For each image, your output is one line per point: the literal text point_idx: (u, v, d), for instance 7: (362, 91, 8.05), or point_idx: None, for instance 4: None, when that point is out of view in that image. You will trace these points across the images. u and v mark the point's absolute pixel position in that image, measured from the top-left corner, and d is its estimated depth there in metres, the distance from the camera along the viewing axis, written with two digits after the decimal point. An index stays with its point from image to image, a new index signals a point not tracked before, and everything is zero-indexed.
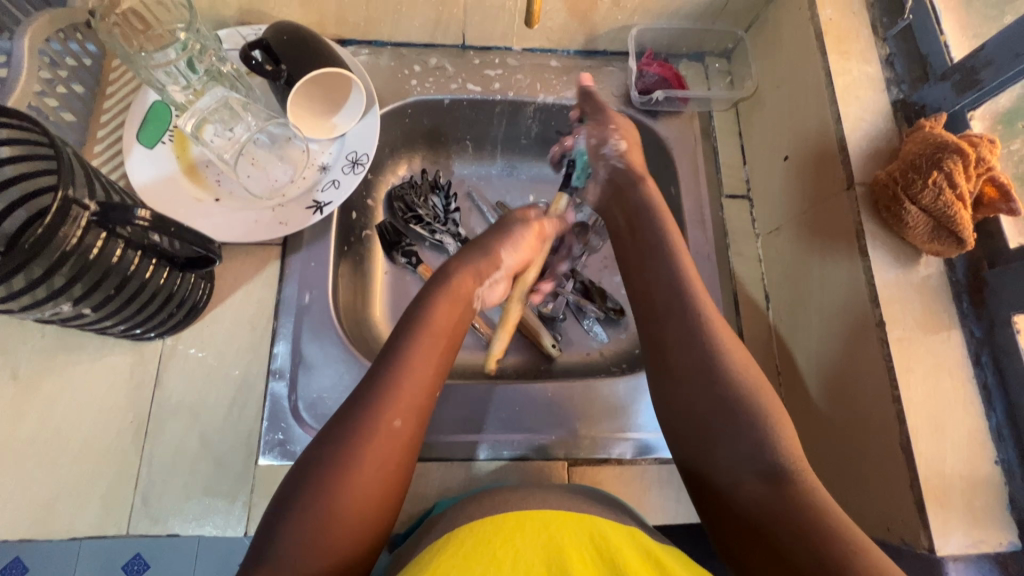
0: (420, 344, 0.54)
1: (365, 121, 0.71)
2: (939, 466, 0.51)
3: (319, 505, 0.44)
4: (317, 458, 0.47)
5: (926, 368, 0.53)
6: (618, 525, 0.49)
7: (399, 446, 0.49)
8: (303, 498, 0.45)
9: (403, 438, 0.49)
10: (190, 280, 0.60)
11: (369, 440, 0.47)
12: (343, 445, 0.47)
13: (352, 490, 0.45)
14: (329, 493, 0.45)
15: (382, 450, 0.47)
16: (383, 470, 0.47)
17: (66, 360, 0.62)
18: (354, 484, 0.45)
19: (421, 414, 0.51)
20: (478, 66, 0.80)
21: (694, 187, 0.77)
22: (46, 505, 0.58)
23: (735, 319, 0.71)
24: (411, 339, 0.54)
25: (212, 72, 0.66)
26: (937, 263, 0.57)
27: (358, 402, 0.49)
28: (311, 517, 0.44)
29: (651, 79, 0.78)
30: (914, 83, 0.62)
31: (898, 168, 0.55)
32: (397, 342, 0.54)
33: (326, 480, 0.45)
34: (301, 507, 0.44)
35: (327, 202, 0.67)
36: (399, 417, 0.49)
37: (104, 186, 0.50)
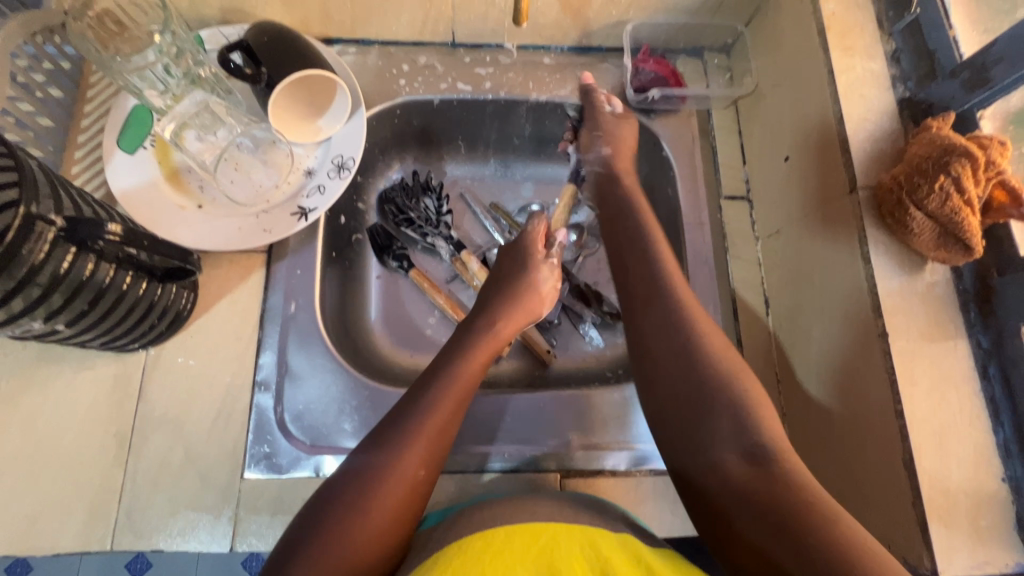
0: (451, 388, 0.53)
1: (352, 124, 0.69)
2: (943, 483, 0.49)
3: (337, 545, 0.43)
4: (340, 494, 0.46)
5: (930, 381, 0.51)
6: (607, 533, 0.47)
7: (418, 495, 0.48)
8: (322, 538, 0.43)
9: (422, 487, 0.49)
10: (171, 291, 0.59)
11: (394, 486, 0.47)
12: (368, 483, 0.46)
13: (370, 527, 0.45)
14: (350, 535, 0.44)
15: (405, 497, 0.47)
16: (400, 518, 0.46)
17: (48, 372, 0.61)
18: (373, 528, 0.45)
19: (439, 459, 0.51)
20: (468, 64, 0.77)
21: (692, 187, 0.74)
22: (30, 520, 0.57)
23: (734, 326, 0.69)
24: (444, 385, 0.54)
25: (191, 76, 0.65)
26: (943, 270, 0.54)
27: (386, 443, 0.49)
28: (330, 551, 0.43)
29: (648, 75, 0.76)
30: (921, 81, 0.59)
31: (903, 171, 0.53)
32: (429, 381, 0.54)
33: (347, 522, 0.44)
34: (317, 547, 0.43)
35: (313, 208, 0.65)
36: (423, 466, 0.49)
37: (73, 198, 0.49)
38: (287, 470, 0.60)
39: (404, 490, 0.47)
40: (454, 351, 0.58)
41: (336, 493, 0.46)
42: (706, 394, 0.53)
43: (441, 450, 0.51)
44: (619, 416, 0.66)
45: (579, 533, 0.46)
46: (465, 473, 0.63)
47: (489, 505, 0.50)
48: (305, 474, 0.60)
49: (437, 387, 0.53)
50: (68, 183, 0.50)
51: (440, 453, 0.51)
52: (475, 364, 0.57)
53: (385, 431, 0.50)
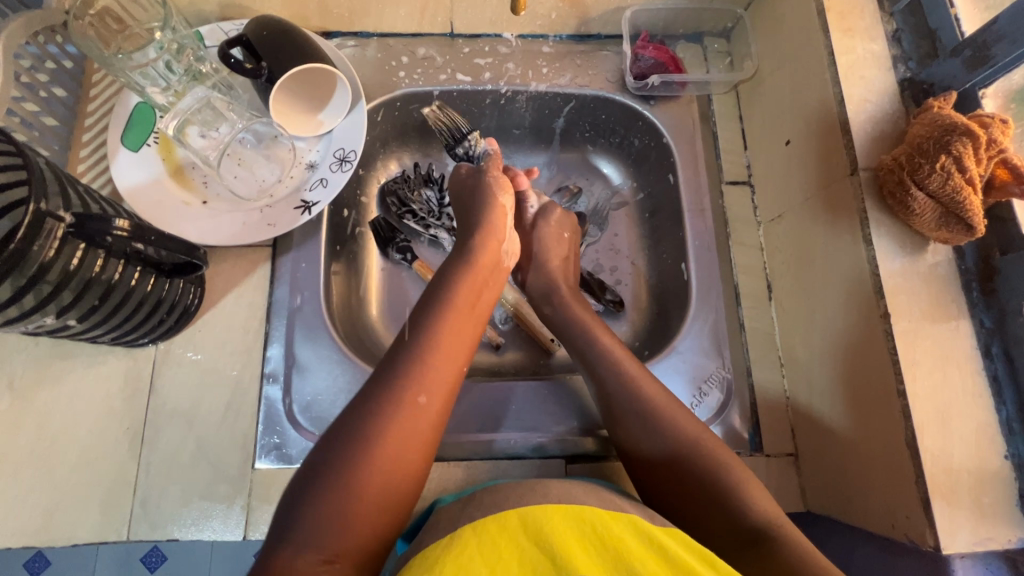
0: (449, 323, 0.55)
1: (353, 117, 0.69)
2: (946, 461, 0.49)
3: (347, 474, 0.44)
4: (352, 427, 0.47)
5: (933, 360, 0.51)
6: (617, 517, 0.46)
7: (425, 422, 0.49)
8: (335, 468, 0.45)
9: (428, 413, 0.49)
10: (179, 286, 0.59)
11: (401, 412, 0.48)
12: (374, 412, 0.48)
13: (378, 459, 0.46)
14: (357, 462, 0.45)
15: (412, 423, 0.48)
16: (409, 449, 0.48)
17: (61, 368, 0.62)
18: (382, 457, 0.46)
19: (447, 394, 0.52)
20: (467, 54, 0.77)
21: (693, 174, 0.74)
22: (48, 511, 0.59)
23: (736, 311, 0.70)
24: (440, 315, 0.55)
25: (192, 72, 0.66)
26: (946, 250, 0.54)
27: (386, 373, 0.50)
28: (339, 482, 0.44)
29: (647, 62, 0.75)
30: (923, 61, 0.59)
31: (904, 152, 0.53)
32: (429, 315, 0.55)
33: (356, 450, 0.46)
34: (330, 478, 0.44)
35: (316, 202, 0.66)
36: (425, 393, 0.50)
37: (79, 194, 0.49)
38: (297, 459, 0.61)
39: (411, 417, 0.48)
40: (449, 277, 0.59)
41: (350, 422, 0.47)
42: (663, 427, 0.54)
43: (447, 384, 0.52)
44: None
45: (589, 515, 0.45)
46: (473, 460, 0.64)
47: (498, 489, 0.51)
48: None
49: (437, 316, 0.55)
50: (75, 181, 0.50)
51: (447, 388, 0.52)
52: (466, 295, 0.58)
53: (391, 364, 0.51)
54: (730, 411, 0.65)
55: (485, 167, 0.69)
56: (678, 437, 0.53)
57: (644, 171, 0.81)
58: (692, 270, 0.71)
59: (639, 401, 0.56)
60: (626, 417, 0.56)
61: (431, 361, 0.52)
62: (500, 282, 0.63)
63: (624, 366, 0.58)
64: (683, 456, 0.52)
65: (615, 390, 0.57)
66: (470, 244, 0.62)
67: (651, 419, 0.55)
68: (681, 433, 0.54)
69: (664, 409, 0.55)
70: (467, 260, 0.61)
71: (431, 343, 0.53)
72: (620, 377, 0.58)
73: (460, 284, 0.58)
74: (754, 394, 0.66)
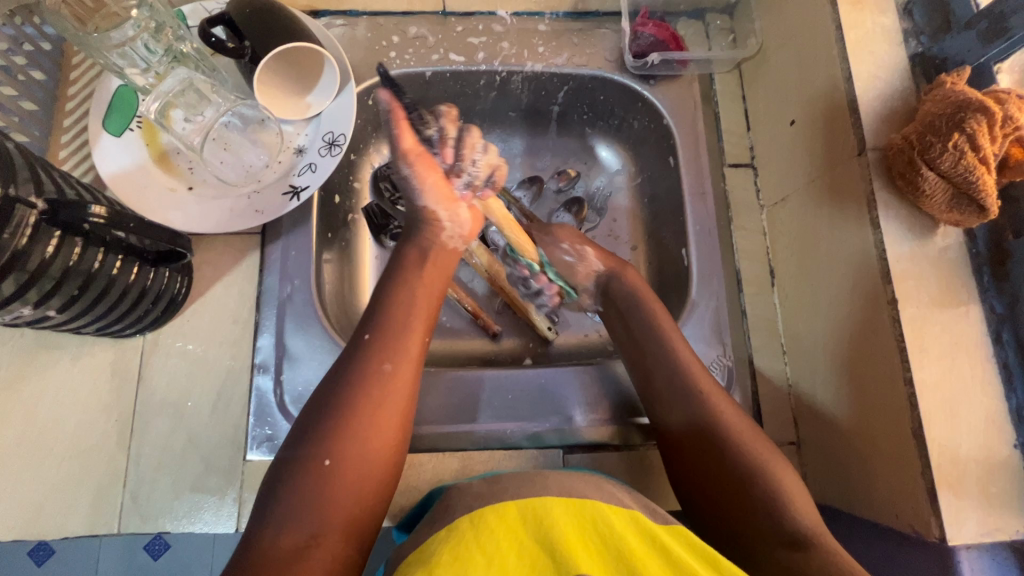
0: (409, 291, 0.54)
1: (342, 100, 0.66)
2: (953, 451, 0.48)
3: (317, 450, 0.44)
4: (317, 406, 0.46)
5: (941, 347, 0.50)
6: (618, 511, 0.45)
7: (393, 390, 0.48)
8: (304, 449, 0.44)
9: (393, 380, 0.48)
10: (164, 276, 0.58)
11: (364, 382, 0.47)
12: (341, 392, 0.47)
13: (350, 436, 0.45)
14: (325, 437, 0.44)
15: (377, 391, 0.47)
16: (382, 422, 0.47)
17: (47, 359, 0.61)
18: (351, 429, 0.45)
19: (412, 360, 0.50)
20: (460, 33, 0.74)
21: (695, 156, 0.72)
22: (38, 504, 0.58)
23: (737, 297, 0.68)
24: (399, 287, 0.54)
25: (174, 52, 0.63)
26: (956, 233, 0.52)
27: (352, 350, 0.50)
28: (314, 465, 0.43)
29: (647, 40, 0.73)
30: (934, 35, 0.56)
31: (915, 130, 0.50)
32: (386, 287, 0.55)
33: (326, 429, 0.45)
34: (300, 457, 0.44)
35: (304, 187, 0.64)
36: (387, 361, 0.49)
37: (54, 180, 0.47)
38: None
39: (377, 386, 0.47)
40: (399, 251, 0.58)
41: (319, 404, 0.47)
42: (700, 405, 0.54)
43: (410, 351, 0.51)
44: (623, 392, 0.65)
45: (588, 508, 0.44)
46: (468, 451, 0.63)
47: (495, 481, 0.49)
48: None
49: (395, 288, 0.54)
50: (50, 167, 0.49)
51: (411, 354, 0.50)
52: (419, 265, 0.57)
53: (354, 340, 0.50)
54: (731, 400, 0.64)
55: (393, 160, 0.56)
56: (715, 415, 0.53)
57: (642, 153, 0.79)
58: (693, 255, 0.69)
59: (687, 372, 0.56)
60: (664, 392, 0.56)
61: (390, 331, 0.51)
62: (455, 251, 0.61)
63: (677, 346, 0.57)
64: (711, 433, 0.52)
65: (655, 360, 0.57)
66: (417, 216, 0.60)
67: (695, 397, 0.54)
68: (720, 424, 0.52)
69: (711, 393, 0.54)
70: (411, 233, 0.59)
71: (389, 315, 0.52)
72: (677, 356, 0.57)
73: (411, 256, 0.57)
74: (755, 382, 0.65)
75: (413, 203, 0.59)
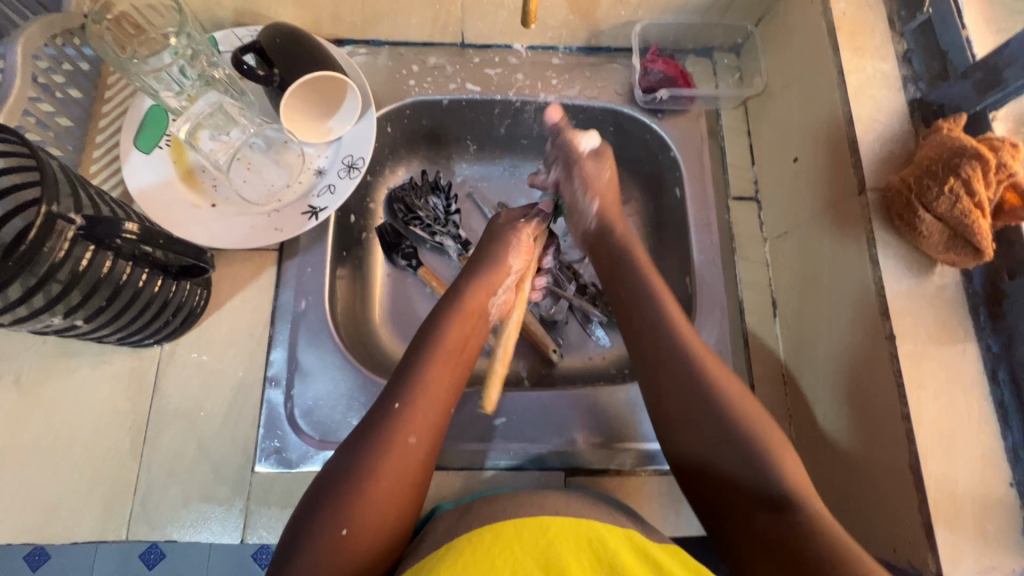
0: (438, 361, 0.55)
1: (362, 124, 0.69)
2: (950, 487, 0.48)
3: (335, 517, 0.45)
4: (339, 474, 0.48)
5: (939, 383, 0.51)
6: (614, 530, 0.47)
7: (413, 462, 0.49)
8: (324, 514, 0.45)
9: (416, 455, 0.50)
10: (185, 288, 0.60)
11: (386, 452, 0.49)
12: (363, 458, 0.48)
13: (368, 506, 0.46)
14: (344, 507, 0.46)
15: (399, 464, 0.49)
16: (400, 492, 0.48)
17: (66, 366, 0.63)
18: (371, 499, 0.46)
19: (433, 429, 0.52)
20: (478, 64, 0.78)
21: (700, 188, 0.74)
22: (49, 508, 0.59)
23: (740, 327, 0.70)
24: (429, 355, 0.55)
25: (206, 77, 0.65)
26: (954, 273, 0.54)
27: (376, 417, 0.51)
28: (331, 534, 0.44)
29: (656, 76, 0.75)
30: (933, 81, 0.59)
31: (913, 173, 0.52)
32: (417, 355, 0.56)
33: (345, 496, 0.46)
34: (319, 522, 0.45)
35: (323, 207, 0.66)
36: (412, 433, 0.50)
37: (91, 197, 0.50)
38: (296, 464, 0.61)
39: (399, 455, 0.49)
40: (438, 321, 0.58)
41: (341, 472, 0.48)
42: (714, 397, 0.52)
43: (433, 423, 0.52)
44: (624, 415, 0.66)
45: (587, 527, 0.46)
46: (472, 470, 0.64)
47: (497, 499, 0.50)
48: (315, 469, 0.61)
49: (424, 357, 0.55)
50: (86, 183, 0.51)
51: (433, 424, 0.52)
52: (457, 339, 0.58)
53: (377, 408, 0.52)
54: None
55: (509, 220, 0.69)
56: (718, 401, 0.52)
57: (648, 183, 0.81)
58: (697, 284, 0.70)
59: (686, 393, 0.54)
60: (664, 393, 0.54)
61: (418, 405, 0.52)
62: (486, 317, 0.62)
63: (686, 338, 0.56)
64: (732, 456, 0.50)
65: (665, 349, 0.56)
66: (461, 288, 0.62)
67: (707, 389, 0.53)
68: (727, 439, 0.50)
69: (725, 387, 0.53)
70: (453, 306, 0.60)
71: (419, 385, 0.53)
72: (654, 332, 0.57)
73: (453, 329, 0.58)
74: None
75: (500, 255, 0.65)
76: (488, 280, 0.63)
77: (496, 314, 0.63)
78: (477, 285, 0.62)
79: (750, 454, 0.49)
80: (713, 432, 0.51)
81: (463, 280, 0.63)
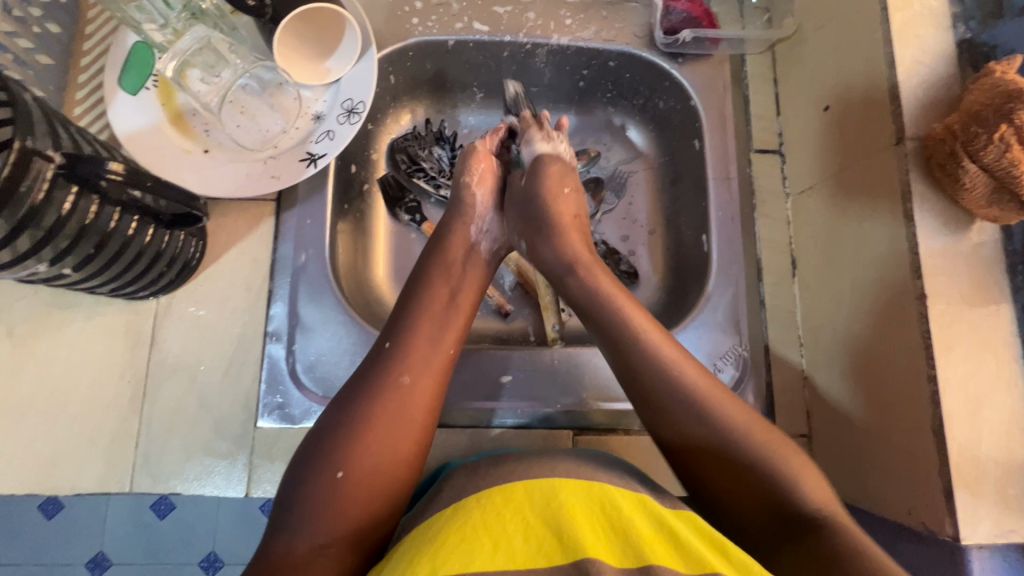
0: (430, 305, 0.53)
1: (362, 66, 0.65)
2: (973, 451, 0.47)
3: (336, 456, 0.44)
4: (335, 416, 0.47)
5: (969, 346, 0.49)
6: (625, 492, 0.46)
7: (410, 402, 0.48)
8: (318, 456, 0.45)
9: (411, 396, 0.48)
10: (179, 238, 0.57)
11: (379, 392, 0.47)
12: (357, 401, 0.47)
13: (362, 447, 0.45)
14: (343, 445, 0.45)
15: (394, 406, 0.47)
16: (398, 437, 0.46)
17: (61, 317, 0.61)
18: (366, 441, 0.45)
19: (433, 372, 0.50)
20: (485, 2, 0.72)
21: (721, 139, 0.70)
22: (51, 460, 0.59)
23: (757, 287, 0.67)
24: (420, 299, 0.54)
25: (192, 8, 0.61)
26: (993, 230, 0.51)
27: (373, 361, 0.50)
28: (325, 478, 0.44)
29: (679, 16, 0.70)
30: (985, 20, 0.54)
31: (958, 120, 0.48)
32: (410, 301, 0.54)
33: (337, 438, 0.45)
34: (315, 465, 0.44)
35: (322, 154, 0.62)
36: (406, 372, 0.49)
37: (71, 134, 0.47)
38: (299, 420, 0.60)
39: (394, 395, 0.47)
40: (428, 267, 0.57)
41: (337, 415, 0.47)
42: (710, 418, 0.47)
43: (431, 364, 0.50)
44: None
45: (598, 491, 0.45)
46: (478, 429, 0.63)
47: (503, 461, 0.49)
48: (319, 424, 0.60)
49: (419, 301, 0.54)
50: (67, 121, 0.48)
51: (432, 366, 0.50)
52: (445, 279, 0.56)
53: (373, 354, 0.51)
54: (745, 389, 0.63)
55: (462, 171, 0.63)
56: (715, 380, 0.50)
57: (665, 135, 0.77)
58: (713, 242, 0.67)
59: (686, 394, 0.48)
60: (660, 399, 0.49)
61: (412, 346, 0.50)
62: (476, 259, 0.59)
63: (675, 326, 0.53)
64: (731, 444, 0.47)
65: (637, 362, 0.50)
66: (451, 233, 0.60)
67: (669, 371, 0.49)
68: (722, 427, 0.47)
69: None
70: (443, 250, 0.58)
71: (412, 329, 0.52)
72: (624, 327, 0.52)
73: (442, 274, 0.56)
74: (770, 373, 0.64)
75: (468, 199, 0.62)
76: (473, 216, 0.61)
77: (485, 246, 0.61)
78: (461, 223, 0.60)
79: (734, 435, 0.47)
80: (694, 418, 0.48)
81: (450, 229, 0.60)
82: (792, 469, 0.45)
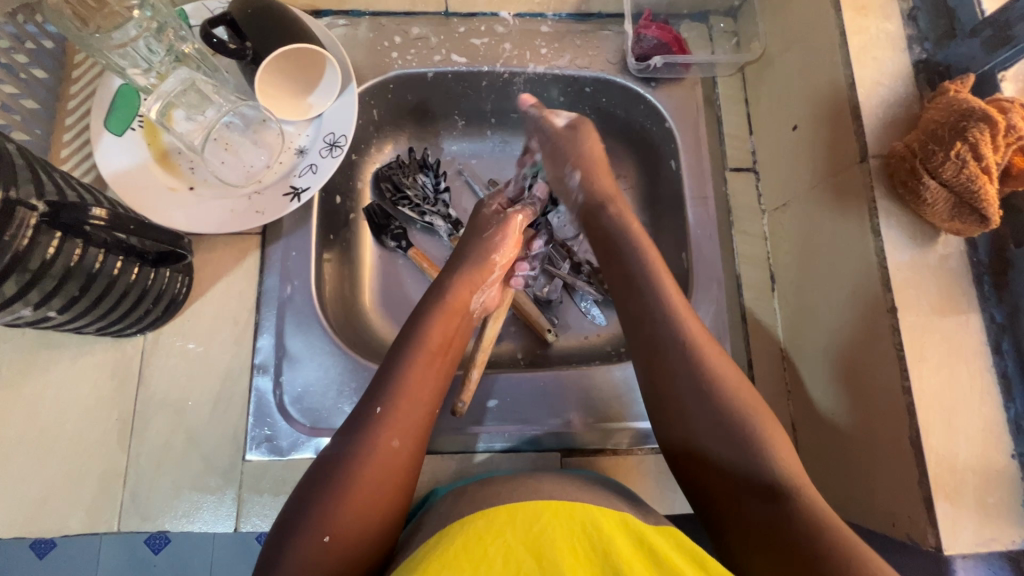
0: (423, 360, 0.53)
1: (343, 100, 0.67)
2: (950, 460, 0.48)
3: (322, 520, 0.44)
4: (327, 474, 0.46)
5: (941, 357, 0.50)
6: (607, 512, 0.46)
7: (399, 464, 0.48)
8: (306, 519, 0.44)
9: (401, 457, 0.48)
10: (165, 275, 0.58)
11: (371, 453, 0.47)
12: (349, 462, 0.47)
13: (352, 509, 0.45)
14: (330, 509, 0.44)
15: (384, 467, 0.47)
16: (384, 498, 0.46)
17: (48, 357, 0.61)
18: (355, 502, 0.45)
19: (419, 432, 0.50)
20: (463, 34, 0.74)
21: (696, 159, 0.72)
22: (38, 502, 0.58)
23: (738, 303, 0.68)
24: (412, 352, 0.54)
25: (175, 52, 0.62)
26: (958, 242, 0.52)
27: (364, 416, 0.49)
28: (311, 539, 0.43)
29: (650, 43, 0.72)
30: (939, 41, 0.56)
31: (917, 138, 0.50)
32: (405, 352, 0.54)
33: (327, 501, 0.45)
34: (302, 527, 0.43)
35: (305, 188, 0.64)
36: (397, 435, 0.49)
37: (55, 181, 0.48)
38: (288, 451, 0.60)
39: (385, 457, 0.47)
40: (423, 318, 0.57)
41: (326, 475, 0.46)
42: (709, 400, 0.49)
43: (420, 422, 0.51)
44: (617, 396, 0.64)
45: (578, 513, 0.45)
46: (467, 453, 0.63)
47: (490, 483, 0.50)
48: (308, 455, 0.60)
49: (410, 354, 0.54)
50: (50, 167, 0.49)
51: (419, 427, 0.50)
52: (441, 336, 0.56)
53: (363, 410, 0.50)
54: None
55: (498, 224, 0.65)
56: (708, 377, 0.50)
57: (643, 156, 0.79)
58: (693, 259, 0.68)
59: (683, 374, 0.51)
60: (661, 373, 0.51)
61: (403, 404, 0.50)
62: (468, 315, 0.60)
63: (658, 342, 0.53)
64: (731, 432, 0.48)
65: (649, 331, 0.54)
66: (447, 285, 0.60)
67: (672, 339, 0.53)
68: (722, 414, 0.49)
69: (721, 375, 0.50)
70: (439, 302, 0.58)
71: (405, 384, 0.51)
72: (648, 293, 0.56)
73: (438, 326, 0.56)
74: (754, 387, 0.65)
75: (485, 249, 0.63)
76: (480, 279, 0.61)
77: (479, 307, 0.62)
78: (460, 279, 0.60)
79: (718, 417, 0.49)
80: (685, 396, 0.50)
81: (445, 279, 0.61)
82: (779, 464, 0.46)
